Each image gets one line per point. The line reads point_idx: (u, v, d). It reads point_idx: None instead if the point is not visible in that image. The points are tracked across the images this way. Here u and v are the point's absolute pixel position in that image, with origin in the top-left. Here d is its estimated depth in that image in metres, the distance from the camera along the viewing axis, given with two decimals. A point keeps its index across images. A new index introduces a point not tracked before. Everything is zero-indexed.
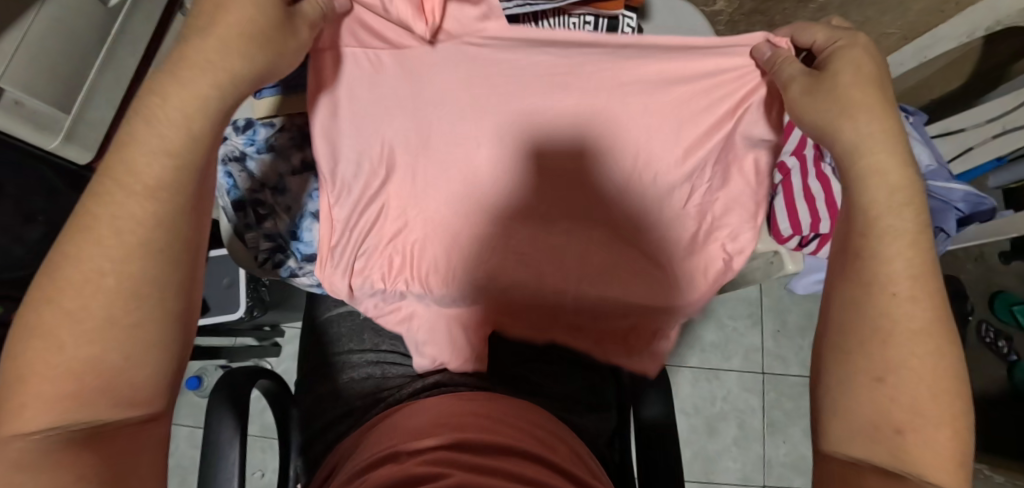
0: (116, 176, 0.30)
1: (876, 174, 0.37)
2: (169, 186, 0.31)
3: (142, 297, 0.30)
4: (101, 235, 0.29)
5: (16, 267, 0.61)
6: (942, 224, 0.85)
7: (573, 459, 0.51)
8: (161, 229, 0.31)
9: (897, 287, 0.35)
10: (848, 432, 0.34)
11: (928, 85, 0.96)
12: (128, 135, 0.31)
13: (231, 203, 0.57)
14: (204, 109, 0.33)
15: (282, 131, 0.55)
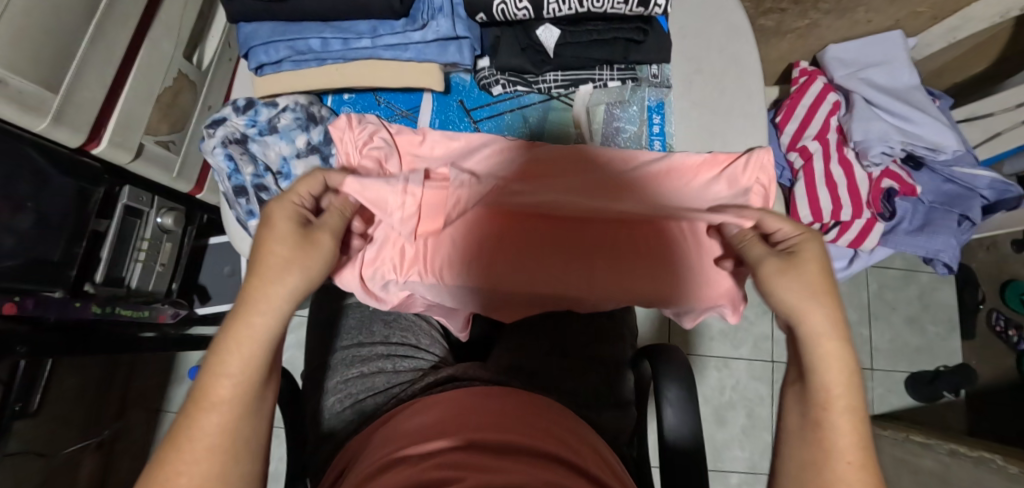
0: (197, 398, 0.34)
1: (833, 357, 0.37)
2: (236, 401, 0.35)
3: (226, 476, 0.34)
4: (185, 450, 0.33)
5: (7, 257, 0.57)
6: (967, 212, 0.82)
7: (601, 467, 0.47)
8: (232, 440, 0.34)
9: (851, 457, 0.35)
10: None
11: (951, 67, 0.93)
12: (208, 361, 0.35)
13: (232, 188, 0.52)
14: (260, 332, 0.36)
15: (287, 113, 0.53)
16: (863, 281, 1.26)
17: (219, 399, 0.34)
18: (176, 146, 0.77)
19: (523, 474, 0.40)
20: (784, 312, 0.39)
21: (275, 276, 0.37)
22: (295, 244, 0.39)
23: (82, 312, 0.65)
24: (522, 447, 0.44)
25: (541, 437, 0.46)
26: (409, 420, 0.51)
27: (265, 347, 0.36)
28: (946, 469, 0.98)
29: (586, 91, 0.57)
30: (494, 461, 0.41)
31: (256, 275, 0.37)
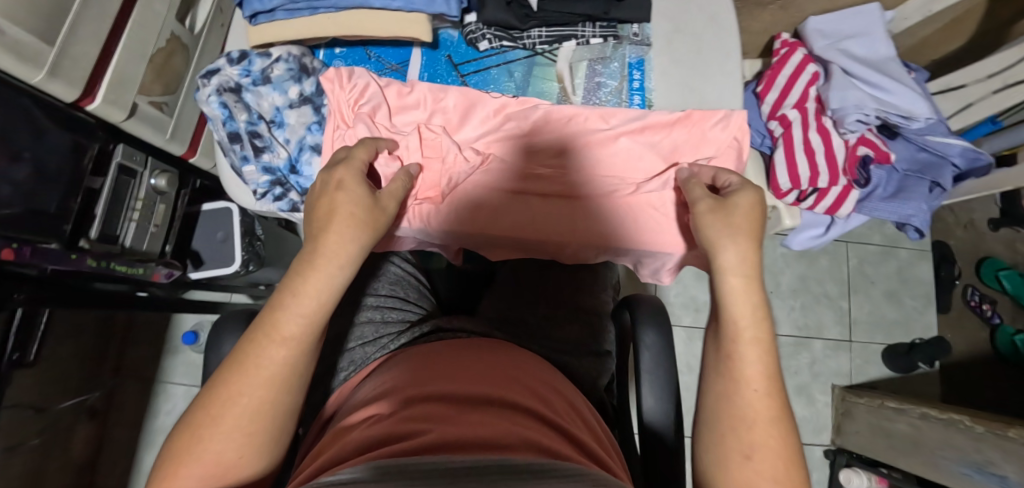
0: (268, 330, 0.39)
1: (739, 291, 0.43)
2: (300, 338, 0.40)
3: (278, 400, 0.39)
4: (250, 372, 0.38)
5: (3, 206, 0.59)
6: (938, 179, 0.86)
7: (564, 413, 0.49)
8: (291, 372, 0.40)
9: (756, 384, 0.40)
10: (719, 436, 0.41)
11: (929, 42, 0.96)
12: (278, 300, 0.40)
13: (226, 134, 0.54)
14: (329, 281, 0.41)
15: (281, 63, 0.54)
16: (844, 255, 1.30)
17: (288, 335, 0.39)
18: (169, 108, 0.78)
19: (491, 423, 0.41)
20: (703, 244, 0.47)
21: (348, 230, 0.43)
22: (364, 205, 0.45)
23: (78, 263, 0.68)
24: (497, 401, 0.46)
25: (511, 387, 0.49)
26: (380, 380, 0.52)
27: (332, 294, 0.42)
28: (919, 432, 1.02)
29: (569, 47, 0.58)
30: (461, 412, 0.43)
31: (331, 228, 0.43)
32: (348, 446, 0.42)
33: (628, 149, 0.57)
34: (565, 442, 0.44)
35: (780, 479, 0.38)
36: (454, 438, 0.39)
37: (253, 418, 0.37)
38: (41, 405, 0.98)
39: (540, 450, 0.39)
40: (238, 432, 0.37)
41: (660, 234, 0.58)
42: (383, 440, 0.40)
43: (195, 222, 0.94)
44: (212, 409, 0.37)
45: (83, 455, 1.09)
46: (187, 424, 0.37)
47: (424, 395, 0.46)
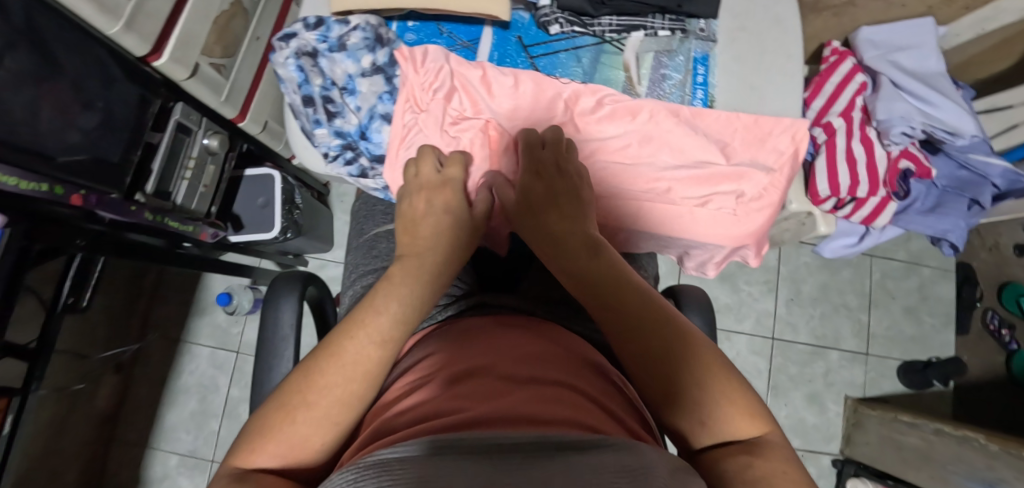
0: (360, 327, 0.41)
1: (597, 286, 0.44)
2: (389, 337, 0.42)
3: (362, 393, 0.39)
4: (341, 360, 0.39)
5: (73, 152, 0.60)
6: (978, 197, 0.86)
7: (609, 395, 0.47)
8: (379, 368, 0.40)
9: (683, 350, 0.38)
10: (688, 410, 0.36)
11: (977, 60, 0.96)
12: (368, 302, 0.43)
13: (301, 97, 0.57)
14: (417, 291, 0.46)
15: (357, 32, 0.54)
16: (867, 269, 1.31)
17: (381, 336, 0.42)
18: (227, 71, 0.79)
19: (535, 404, 0.40)
20: (543, 243, 0.51)
21: (444, 243, 0.51)
22: (457, 221, 0.54)
23: (136, 216, 0.71)
24: (548, 381, 0.45)
25: (560, 367, 0.48)
26: (422, 356, 0.53)
27: (417, 301, 0.45)
28: (930, 447, 1.03)
29: (637, 37, 0.59)
30: (513, 389, 0.42)
31: (425, 246, 0.50)
32: (398, 417, 0.42)
33: (673, 147, 0.57)
34: (609, 418, 0.43)
35: (746, 425, 0.35)
36: (499, 415, 0.38)
37: (341, 407, 0.38)
38: (82, 354, 1.03)
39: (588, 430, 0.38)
40: (324, 417, 0.37)
41: (727, 234, 0.59)
42: (432, 414, 0.40)
43: (238, 185, 0.96)
44: (303, 395, 0.38)
45: (106, 406, 1.11)
46: (274, 412, 0.37)
47: (465, 372, 0.46)
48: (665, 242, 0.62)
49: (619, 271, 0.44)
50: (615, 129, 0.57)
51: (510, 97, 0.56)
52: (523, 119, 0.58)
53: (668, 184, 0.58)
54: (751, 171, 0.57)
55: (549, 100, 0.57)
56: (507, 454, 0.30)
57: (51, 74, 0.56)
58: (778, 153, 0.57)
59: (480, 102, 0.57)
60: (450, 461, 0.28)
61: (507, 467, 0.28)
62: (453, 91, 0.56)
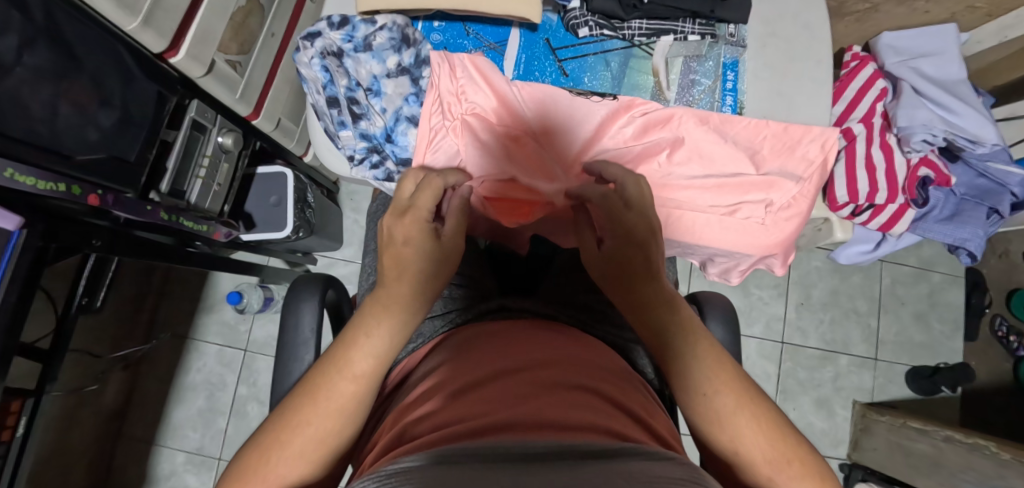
0: (339, 366, 0.39)
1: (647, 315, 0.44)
2: (371, 375, 0.39)
3: (339, 431, 0.38)
4: (320, 401, 0.37)
5: (90, 151, 0.59)
6: (997, 205, 0.86)
7: (631, 398, 0.47)
8: (361, 406, 0.39)
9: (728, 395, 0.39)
10: (733, 446, 0.38)
11: (998, 67, 0.95)
12: (351, 333, 0.41)
13: (325, 98, 0.56)
14: (402, 321, 0.42)
15: (384, 32, 0.53)
16: (877, 274, 1.30)
17: (359, 372, 0.39)
18: (242, 68, 0.78)
19: (555, 411, 0.39)
20: (630, 306, 0.45)
21: (416, 277, 0.44)
22: (424, 251, 0.46)
23: (151, 215, 0.69)
24: (565, 384, 0.44)
25: (581, 371, 0.47)
26: (437, 364, 0.52)
27: (405, 332, 0.42)
28: (940, 454, 1.03)
29: (667, 42, 0.57)
30: (525, 395, 0.42)
31: (394, 279, 0.43)
32: (416, 426, 0.41)
33: (700, 156, 0.56)
34: (633, 425, 0.42)
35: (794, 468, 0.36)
36: (517, 422, 0.38)
37: (319, 447, 0.37)
38: (93, 354, 1.02)
39: (610, 435, 0.38)
40: (299, 459, 0.36)
41: (755, 243, 0.59)
42: (451, 421, 0.40)
43: (250, 183, 0.95)
44: (278, 435, 0.36)
45: (114, 403, 1.10)
46: (249, 449, 0.37)
47: (479, 380, 0.45)
48: (690, 250, 0.62)
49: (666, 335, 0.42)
50: (647, 139, 0.56)
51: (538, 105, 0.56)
52: (551, 128, 0.58)
53: (692, 194, 0.58)
54: (781, 178, 0.57)
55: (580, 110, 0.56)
56: (510, 461, 0.30)
57: (69, 71, 0.55)
58: (809, 161, 0.56)
59: (509, 109, 0.56)
60: (457, 471, 0.28)
61: (523, 478, 0.27)
62: (483, 98, 0.56)
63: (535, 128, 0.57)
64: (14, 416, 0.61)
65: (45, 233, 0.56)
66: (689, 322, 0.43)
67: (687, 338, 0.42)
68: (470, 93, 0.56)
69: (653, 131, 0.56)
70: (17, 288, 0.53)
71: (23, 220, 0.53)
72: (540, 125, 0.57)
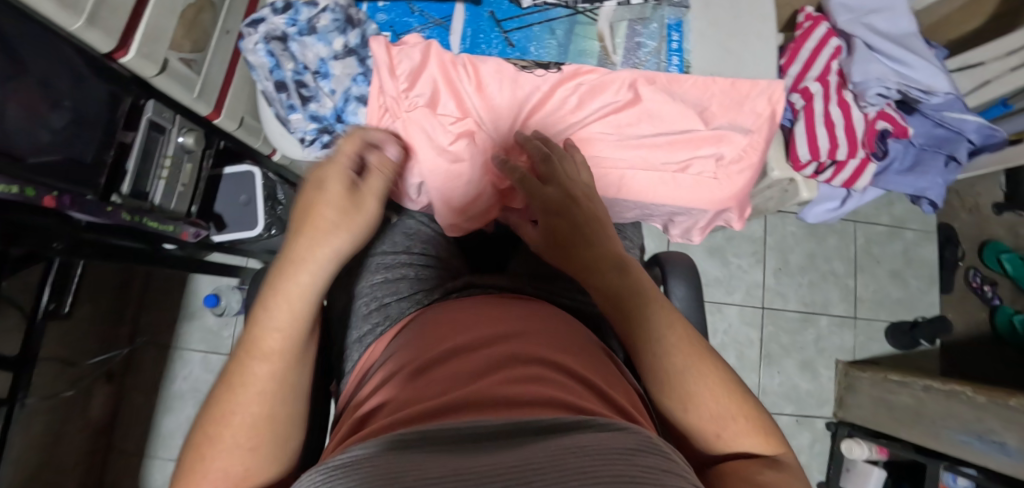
0: (249, 348, 0.39)
1: (609, 288, 0.45)
2: (286, 352, 0.40)
3: (274, 416, 0.38)
4: (239, 389, 0.38)
5: (43, 153, 0.59)
6: (953, 152, 0.89)
7: (592, 367, 0.48)
8: (281, 382, 0.39)
9: (687, 365, 0.39)
10: (692, 413, 0.39)
11: (950, 20, 0.97)
12: (258, 314, 0.41)
13: (273, 83, 0.57)
14: (311, 285, 0.42)
15: (327, 13, 0.53)
16: (851, 235, 1.32)
17: (274, 349, 0.39)
18: (198, 66, 0.77)
19: (507, 390, 0.39)
20: (580, 266, 0.48)
21: (325, 226, 0.44)
22: (338, 201, 0.46)
23: (113, 216, 0.69)
24: (522, 360, 0.45)
25: (540, 345, 0.48)
26: (394, 351, 0.52)
27: (317, 289, 0.43)
28: (920, 403, 1.05)
29: (610, 7, 0.59)
30: (483, 376, 0.42)
31: (304, 234, 0.44)
32: (377, 412, 0.41)
33: (650, 116, 0.57)
34: (593, 396, 0.42)
35: (750, 430, 0.38)
36: (476, 400, 0.38)
37: (253, 432, 0.37)
38: (69, 363, 1.01)
39: (571, 409, 0.38)
40: (235, 448, 0.36)
41: (708, 198, 0.62)
42: (409, 404, 0.40)
43: (217, 184, 0.94)
44: (208, 430, 0.36)
45: (101, 417, 1.09)
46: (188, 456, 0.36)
47: (434, 361, 0.46)
48: (652, 213, 0.65)
49: (623, 312, 0.43)
50: (601, 106, 0.57)
51: (486, 85, 0.56)
52: (499, 111, 0.58)
53: (639, 154, 0.59)
54: (730, 132, 0.58)
55: (528, 88, 0.56)
56: (474, 445, 0.31)
57: (14, 73, 0.54)
58: (757, 113, 0.57)
59: (459, 92, 0.56)
60: (410, 453, 0.29)
61: (472, 463, 0.27)
62: (432, 79, 0.56)
63: (483, 110, 0.57)
64: None
65: None
66: (641, 288, 0.44)
67: (636, 301, 0.43)
68: (418, 78, 0.56)
69: (609, 95, 0.57)
70: None
71: None
72: (487, 108, 0.57)
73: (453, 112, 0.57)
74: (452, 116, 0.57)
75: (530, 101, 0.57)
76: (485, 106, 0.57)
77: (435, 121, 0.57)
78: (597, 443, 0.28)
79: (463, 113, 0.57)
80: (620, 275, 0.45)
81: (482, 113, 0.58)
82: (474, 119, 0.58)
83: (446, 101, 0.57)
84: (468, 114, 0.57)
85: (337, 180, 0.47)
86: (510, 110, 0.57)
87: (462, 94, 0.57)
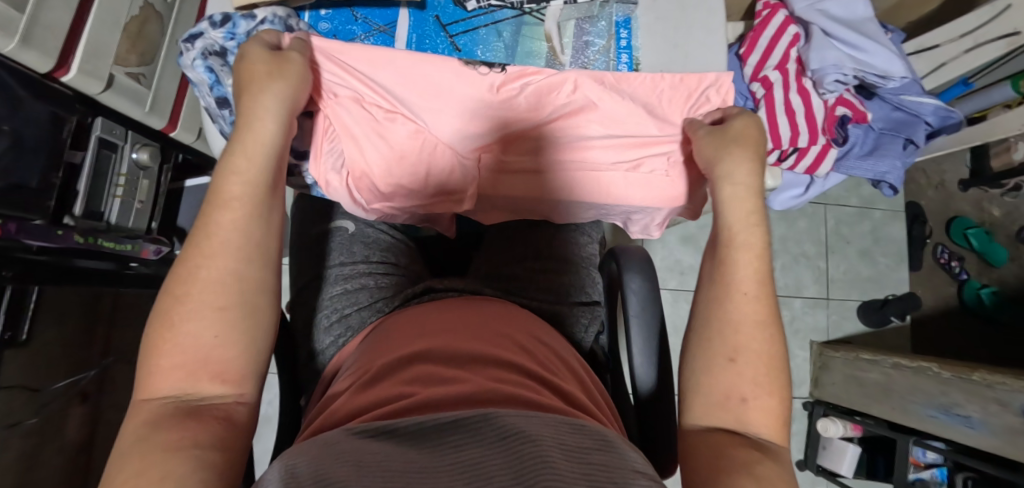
0: (214, 197, 0.43)
1: (734, 260, 0.48)
2: (246, 196, 0.44)
3: (239, 272, 0.41)
4: (206, 243, 0.41)
5: None
6: (912, 136, 0.90)
7: (546, 364, 0.50)
8: (245, 235, 0.43)
9: (751, 343, 0.44)
10: (724, 385, 0.43)
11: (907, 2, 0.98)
12: (219, 174, 0.45)
13: (215, 99, 0.56)
14: (262, 150, 0.46)
15: (266, 25, 0.53)
16: (821, 217, 1.34)
17: (232, 196, 0.43)
18: (147, 79, 0.75)
19: (478, 379, 0.42)
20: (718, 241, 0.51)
21: (267, 81, 0.47)
22: (266, 58, 0.48)
23: (65, 240, 0.68)
24: (476, 358, 0.46)
25: (495, 343, 0.49)
26: (361, 353, 0.53)
27: (269, 146, 0.47)
28: (890, 380, 1.08)
29: (557, 5, 0.58)
30: (452, 371, 0.44)
31: (246, 96, 0.47)
32: (342, 407, 0.43)
33: (598, 107, 0.58)
34: (542, 389, 0.44)
35: (769, 425, 0.41)
36: (451, 399, 0.39)
37: (218, 287, 0.40)
38: (36, 388, 0.98)
39: (523, 403, 0.39)
40: (201, 298, 0.40)
41: (657, 194, 0.66)
42: (372, 406, 0.41)
43: (179, 197, 0.93)
44: (176, 286, 0.40)
45: (77, 438, 1.08)
46: (157, 314, 0.40)
47: (404, 359, 0.47)
48: (607, 211, 0.70)
49: (723, 277, 0.48)
50: (525, 93, 0.56)
51: (405, 77, 0.54)
52: (427, 101, 0.57)
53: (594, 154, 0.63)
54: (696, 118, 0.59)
55: (453, 79, 0.54)
56: (438, 437, 0.33)
57: None
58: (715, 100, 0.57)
59: (378, 83, 0.55)
60: (381, 448, 0.31)
61: (434, 463, 0.29)
62: (343, 71, 0.54)
63: (411, 101, 0.57)
64: None
65: None
66: (755, 275, 0.47)
67: (743, 291, 0.46)
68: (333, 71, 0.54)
69: (536, 81, 0.55)
70: None
71: None
72: (414, 98, 0.57)
73: (380, 106, 0.58)
74: (382, 108, 0.58)
75: (451, 92, 0.55)
76: (408, 97, 0.56)
77: (367, 113, 0.58)
78: (555, 438, 0.32)
79: (392, 104, 0.58)
80: (750, 251, 0.48)
81: (410, 104, 0.57)
82: (406, 106, 0.58)
83: (366, 95, 0.56)
84: (395, 105, 0.58)
85: (260, 51, 0.48)
86: (434, 99, 0.56)
87: (382, 86, 0.55)
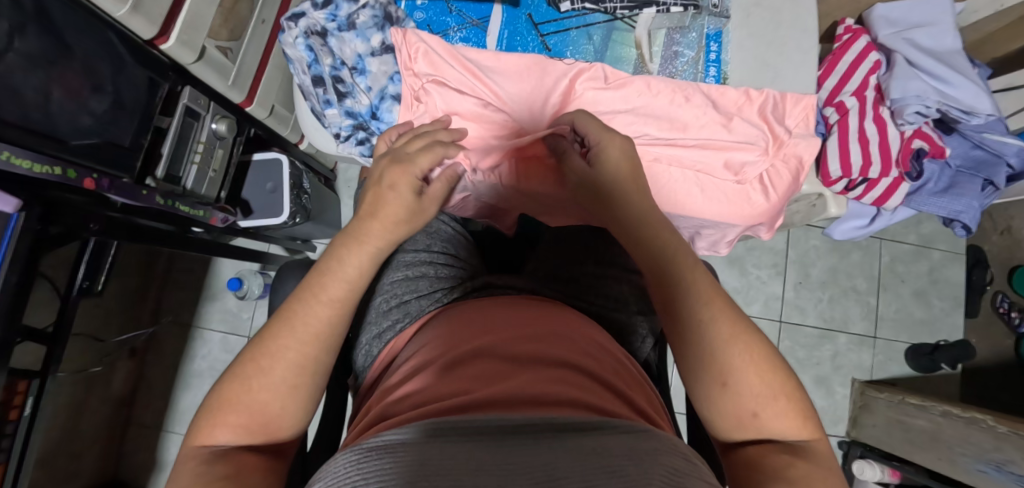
0: (314, 291, 0.42)
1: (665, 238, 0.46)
2: (345, 301, 0.43)
3: (318, 360, 0.41)
4: (296, 328, 0.41)
5: (84, 136, 0.60)
6: (992, 177, 0.87)
7: (611, 370, 0.48)
8: (333, 332, 0.42)
9: (741, 354, 0.40)
10: (727, 392, 0.40)
11: (998, 37, 0.94)
12: (327, 264, 0.44)
13: (311, 77, 0.59)
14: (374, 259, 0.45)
15: (367, 10, 0.55)
16: (876, 252, 1.30)
17: (335, 298, 0.42)
18: (233, 54, 0.78)
19: (539, 381, 0.41)
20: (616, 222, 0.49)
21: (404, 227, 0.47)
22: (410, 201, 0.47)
23: (147, 200, 0.71)
24: (537, 359, 0.45)
25: (559, 345, 0.48)
26: (423, 344, 0.53)
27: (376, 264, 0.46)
28: (938, 428, 1.03)
29: (649, 14, 0.58)
30: (506, 370, 0.43)
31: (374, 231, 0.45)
32: (407, 398, 0.44)
33: (677, 117, 0.58)
34: (604, 392, 0.43)
35: (792, 428, 0.39)
36: (498, 399, 0.39)
37: (298, 373, 0.40)
38: (97, 338, 1.04)
39: (583, 407, 0.38)
40: (281, 379, 0.39)
41: (739, 216, 0.64)
42: (432, 400, 0.41)
43: (246, 170, 0.96)
44: (257, 360, 0.40)
45: (123, 390, 1.12)
46: (231, 371, 0.40)
47: (466, 355, 0.47)
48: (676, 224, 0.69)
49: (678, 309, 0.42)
50: (612, 84, 0.57)
51: (495, 66, 0.57)
52: (513, 93, 0.59)
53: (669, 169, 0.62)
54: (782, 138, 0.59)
55: (542, 67, 0.57)
56: (498, 432, 0.32)
57: (58, 58, 0.56)
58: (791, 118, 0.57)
59: (470, 69, 0.57)
60: (445, 441, 0.31)
61: (498, 455, 0.29)
62: (439, 60, 0.57)
63: (500, 93, 0.59)
64: (21, 395, 0.66)
65: (39, 222, 0.58)
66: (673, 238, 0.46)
67: (701, 296, 0.42)
68: (427, 60, 0.57)
69: (625, 81, 0.57)
70: (15, 273, 0.56)
71: (19, 203, 0.55)
72: (502, 88, 0.59)
73: (467, 99, 0.59)
74: (470, 100, 0.59)
75: (541, 81, 0.58)
76: (499, 86, 0.59)
77: (452, 107, 0.59)
78: (622, 443, 0.30)
79: (480, 98, 0.59)
80: (662, 234, 0.46)
81: (495, 96, 0.59)
82: (494, 99, 0.59)
83: (459, 85, 0.58)
84: (482, 97, 0.59)
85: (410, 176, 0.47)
86: (521, 90, 0.59)
87: (475, 76, 0.58)
